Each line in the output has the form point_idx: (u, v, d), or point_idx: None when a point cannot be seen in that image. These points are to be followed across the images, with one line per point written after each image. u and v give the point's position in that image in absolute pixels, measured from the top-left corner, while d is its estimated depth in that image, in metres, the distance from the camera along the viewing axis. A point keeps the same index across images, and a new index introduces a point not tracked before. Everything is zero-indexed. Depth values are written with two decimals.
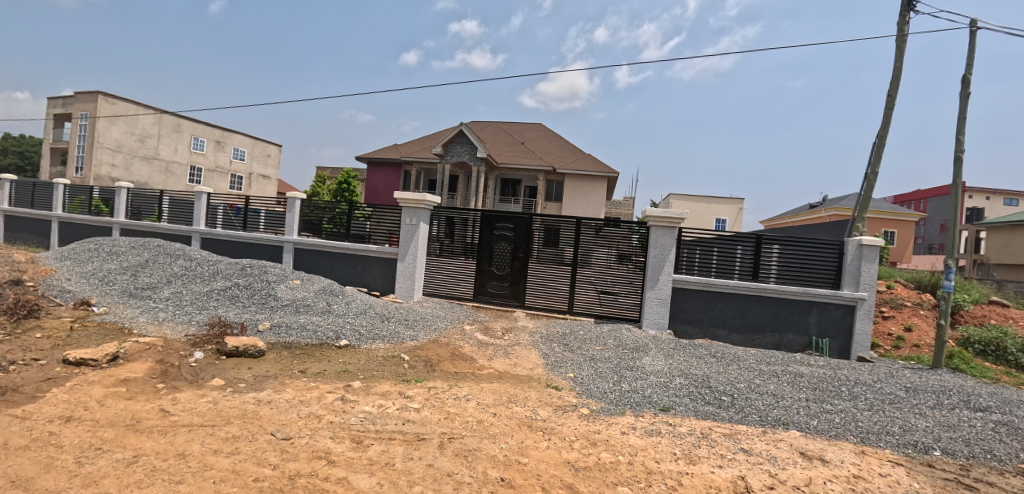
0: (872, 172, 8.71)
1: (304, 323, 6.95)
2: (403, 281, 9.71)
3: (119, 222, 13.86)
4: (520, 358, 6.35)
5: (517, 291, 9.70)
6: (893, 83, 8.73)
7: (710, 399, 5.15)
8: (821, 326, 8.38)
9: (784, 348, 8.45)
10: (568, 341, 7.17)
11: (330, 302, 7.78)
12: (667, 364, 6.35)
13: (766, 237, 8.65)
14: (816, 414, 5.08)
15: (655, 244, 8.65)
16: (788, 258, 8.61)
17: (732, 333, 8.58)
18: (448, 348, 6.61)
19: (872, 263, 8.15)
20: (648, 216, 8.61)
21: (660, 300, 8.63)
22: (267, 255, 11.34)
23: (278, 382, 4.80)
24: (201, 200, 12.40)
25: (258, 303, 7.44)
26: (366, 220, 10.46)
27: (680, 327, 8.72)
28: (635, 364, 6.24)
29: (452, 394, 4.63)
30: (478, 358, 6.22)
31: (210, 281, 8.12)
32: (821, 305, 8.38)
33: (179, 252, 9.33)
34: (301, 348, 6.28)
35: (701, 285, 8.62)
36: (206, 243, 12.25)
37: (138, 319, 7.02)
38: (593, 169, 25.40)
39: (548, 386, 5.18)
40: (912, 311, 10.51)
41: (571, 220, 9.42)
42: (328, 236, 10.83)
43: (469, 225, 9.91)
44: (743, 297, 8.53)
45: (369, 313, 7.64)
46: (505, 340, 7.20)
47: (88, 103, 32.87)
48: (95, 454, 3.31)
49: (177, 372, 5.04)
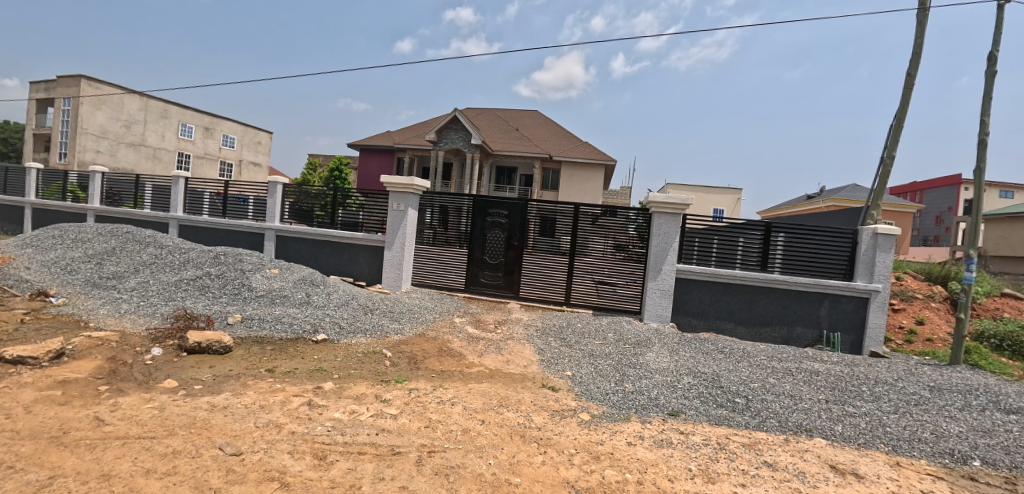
0: (889, 157, 8.19)
1: (278, 316, 6.40)
2: (391, 270, 9.14)
3: (93, 208, 13.19)
4: (513, 354, 5.82)
5: (512, 281, 9.18)
6: (913, 61, 8.19)
7: (723, 402, 4.67)
8: (833, 319, 7.91)
9: (793, 343, 8.00)
10: (565, 336, 6.66)
11: (309, 293, 7.21)
12: (673, 361, 5.85)
13: (775, 225, 8.13)
14: (839, 418, 4.61)
15: (658, 232, 8.09)
16: (798, 247, 8.09)
17: (738, 326, 8.10)
18: (435, 343, 6.07)
19: (888, 253, 7.66)
20: (651, 202, 8.06)
21: (662, 292, 8.10)
22: (248, 243, 10.75)
23: (239, 383, 4.26)
24: (178, 185, 11.73)
25: (230, 294, 6.87)
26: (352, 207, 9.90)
27: (684, 320, 8.22)
28: (638, 360, 5.75)
29: (435, 397, 4.10)
30: (468, 355, 5.69)
31: (180, 271, 7.52)
32: (832, 297, 7.90)
33: (149, 239, 8.71)
34: (273, 343, 5.75)
35: (706, 275, 8.11)
36: (184, 230, 11.63)
37: (97, 311, 6.44)
38: (590, 157, 24.84)
39: (543, 387, 4.66)
40: (923, 303, 10.07)
41: (568, 207, 8.88)
42: (318, 225, 10.24)
43: (462, 213, 9.33)
44: (750, 288, 8.03)
45: (351, 305, 7.09)
46: (497, 334, 6.67)
47: (71, 88, 31.89)
48: (3, 475, 2.76)
49: (128, 372, 4.50)
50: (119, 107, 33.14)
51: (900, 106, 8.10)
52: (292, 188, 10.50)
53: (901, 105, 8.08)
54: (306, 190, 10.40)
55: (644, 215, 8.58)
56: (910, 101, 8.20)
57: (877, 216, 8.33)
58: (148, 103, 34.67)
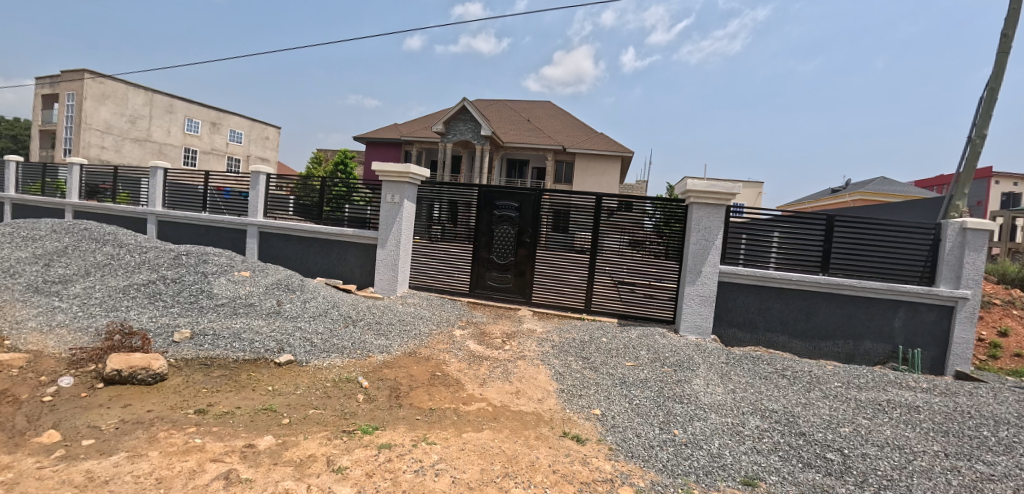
0: (978, 135, 6.77)
1: (238, 330, 5.25)
2: (385, 272, 7.98)
3: (71, 203, 12.28)
4: (524, 381, 4.59)
5: (523, 284, 7.95)
6: (1010, 19, 6.74)
7: (812, 460, 3.40)
8: (909, 332, 6.56)
9: (860, 359, 6.65)
10: (587, 355, 5.39)
11: (281, 301, 6.04)
12: (730, 392, 4.56)
13: (839, 217, 6.73)
14: (978, 486, 3.31)
15: (696, 227, 6.72)
16: (867, 245, 6.71)
17: (793, 340, 6.78)
18: (427, 366, 4.88)
19: (979, 253, 6.26)
20: (688, 191, 6.73)
21: (702, 298, 6.74)
22: (229, 241, 9.66)
23: (144, 438, 3.14)
24: (157, 177, 10.68)
25: (185, 303, 5.73)
26: (342, 205, 8.69)
27: (728, 331, 6.90)
28: (684, 392, 4.46)
29: (412, 462, 2.89)
30: (466, 384, 4.46)
31: (133, 273, 6.41)
32: (908, 305, 6.55)
33: (107, 237, 7.62)
34: (224, 368, 4.61)
35: (755, 279, 6.78)
36: (162, 226, 10.59)
37: (23, 322, 5.36)
38: (605, 148, 23.45)
39: (564, 438, 3.45)
40: (1003, 311, 8.62)
41: (586, 200, 7.64)
42: (325, 220, 8.83)
43: (471, 208, 8.10)
44: (808, 295, 6.70)
45: (331, 315, 5.91)
46: (505, 353, 5.44)
47: (75, 83, 31.29)
48: None
49: (7, 416, 3.43)
50: (124, 102, 32.51)
51: (993, 74, 6.67)
52: (295, 181, 9.15)
53: (996, 72, 6.65)
54: (309, 183, 8.99)
55: (663, 208, 7.35)
56: (1006, 67, 6.75)
57: (962, 207, 6.90)
58: (152, 97, 33.97)
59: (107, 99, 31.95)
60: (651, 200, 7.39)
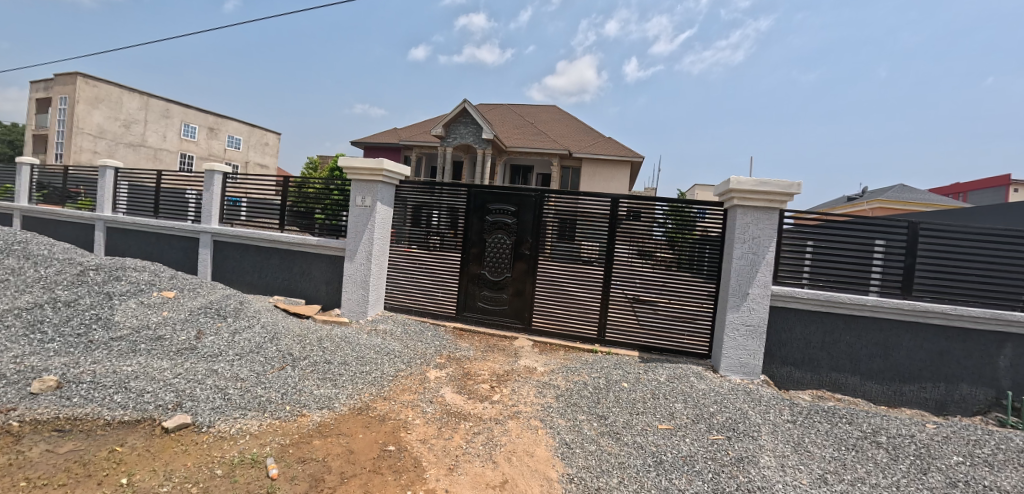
0: None
1: (127, 376, 3.84)
2: (354, 291, 6.58)
3: (19, 208, 11.07)
4: (515, 461, 3.15)
5: (520, 306, 6.52)
6: None
7: None
8: (1018, 374, 5.05)
9: (954, 409, 5.15)
10: (606, 413, 3.93)
11: (201, 333, 4.64)
12: (819, 486, 3.09)
13: (926, 225, 5.24)
14: None
15: (744, 236, 5.25)
16: (962, 260, 5.21)
17: (867, 383, 5.28)
18: (380, 433, 3.44)
19: None
20: (731, 191, 5.29)
21: (749, 329, 5.27)
22: (180, 251, 8.29)
23: None
24: (107, 177, 9.36)
25: (70, 337, 4.33)
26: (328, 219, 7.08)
27: (782, 371, 5.41)
28: (753, 485, 3.00)
29: None
30: (429, 468, 3.02)
31: (20, 293, 5.02)
32: (1017, 338, 5.04)
33: (15, 247, 6.29)
34: (83, 438, 3.22)
35: (819, 304, 5.29)
36: (110, 234, 9.25)
37: None
38: (615, 152, 22.06)
39: None
40: None
41: (598, 203, 6.21)
42: (320, 233, 7.16)
43: (461, 213, 6.71)
44: (887, 324, 5.22)
45: (264, 353, 4.47)
46: (492, 408, 3.99)
47: (68, 86, 30.24)
48: None
49: None
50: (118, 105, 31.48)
51: None
52: (287, 188, 7.58)
53: None
54: (304, 190, 7.43)
55: (689, 214, 5.93)
56: None
57: None
58: (148, 102, 32.93)
59: (101, 102, 30.90)
60: (662, 202, 5.98)
